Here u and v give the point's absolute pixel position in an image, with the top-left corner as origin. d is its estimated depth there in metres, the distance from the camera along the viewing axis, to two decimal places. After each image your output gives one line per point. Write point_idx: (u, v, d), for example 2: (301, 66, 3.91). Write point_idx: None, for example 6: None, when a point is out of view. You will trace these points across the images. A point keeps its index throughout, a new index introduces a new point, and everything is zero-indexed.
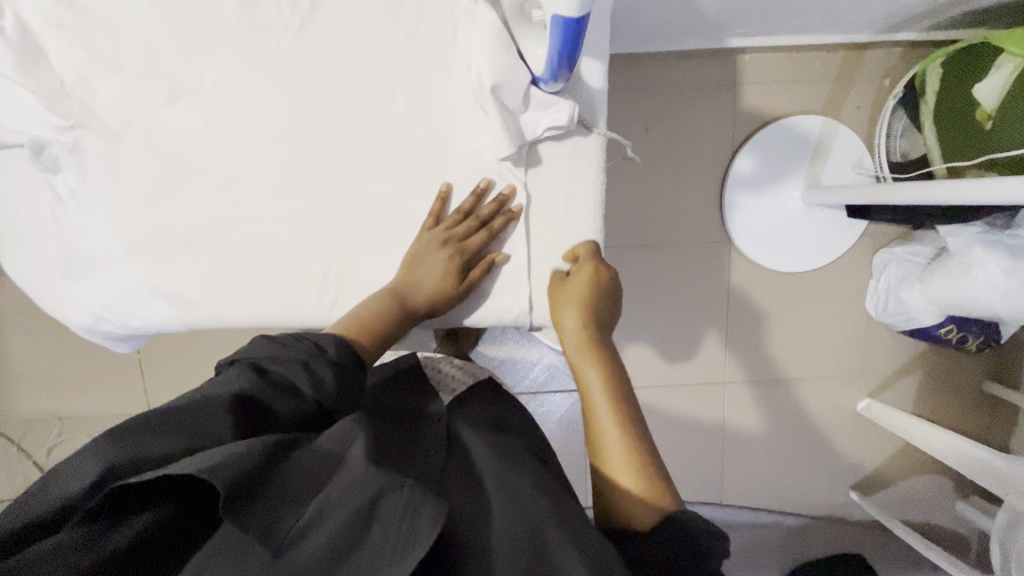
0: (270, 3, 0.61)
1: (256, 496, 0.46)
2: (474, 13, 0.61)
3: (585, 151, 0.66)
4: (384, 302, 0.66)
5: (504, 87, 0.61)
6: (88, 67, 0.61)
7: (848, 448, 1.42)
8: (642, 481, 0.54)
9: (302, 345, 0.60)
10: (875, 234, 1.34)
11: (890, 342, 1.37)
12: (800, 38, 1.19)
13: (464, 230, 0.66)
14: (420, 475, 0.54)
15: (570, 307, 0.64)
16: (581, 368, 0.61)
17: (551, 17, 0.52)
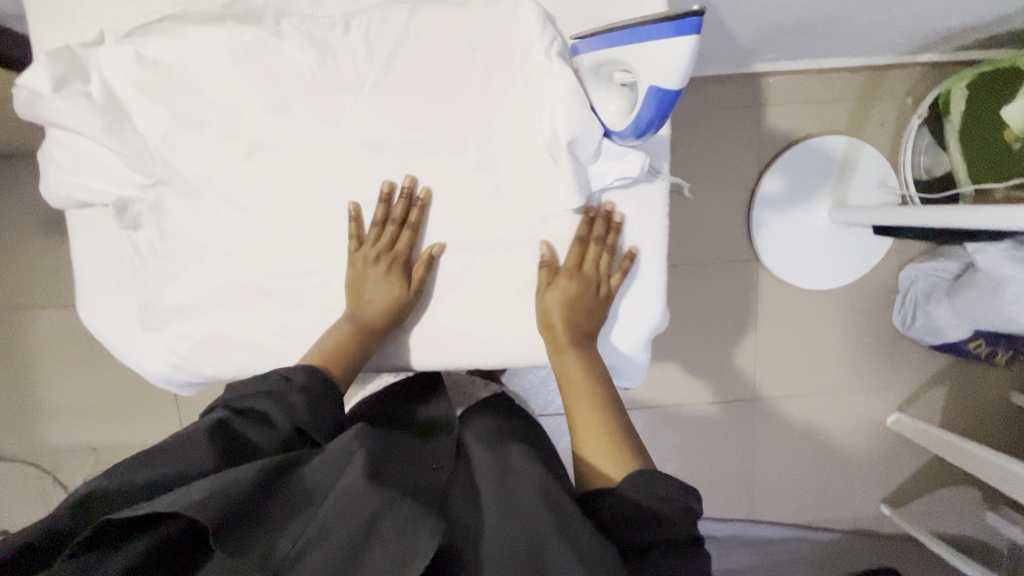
0: (347, 61, 0.59)
1: (255, 518, 0.46)
2: (556, 68, 0.59)
3: (648, 196, 0.67)
4: (347, 329, 0.63)
5: (580, 142, 0.60)
6: (169, 126, 0.59)
7: (877, 460, 1.43)
8: (607, 450, 0.57)
9: (272, 376, 0.59)
10: (900, 250, 1.35)
11: (917, 356, 1.38)
12: (823, 60, 1.21)
13: (388, 238, 0.63)
14: (416, 487, 0.54)
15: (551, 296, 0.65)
16: (561, 354, 0.64)
17: (647, 86, 0.53)
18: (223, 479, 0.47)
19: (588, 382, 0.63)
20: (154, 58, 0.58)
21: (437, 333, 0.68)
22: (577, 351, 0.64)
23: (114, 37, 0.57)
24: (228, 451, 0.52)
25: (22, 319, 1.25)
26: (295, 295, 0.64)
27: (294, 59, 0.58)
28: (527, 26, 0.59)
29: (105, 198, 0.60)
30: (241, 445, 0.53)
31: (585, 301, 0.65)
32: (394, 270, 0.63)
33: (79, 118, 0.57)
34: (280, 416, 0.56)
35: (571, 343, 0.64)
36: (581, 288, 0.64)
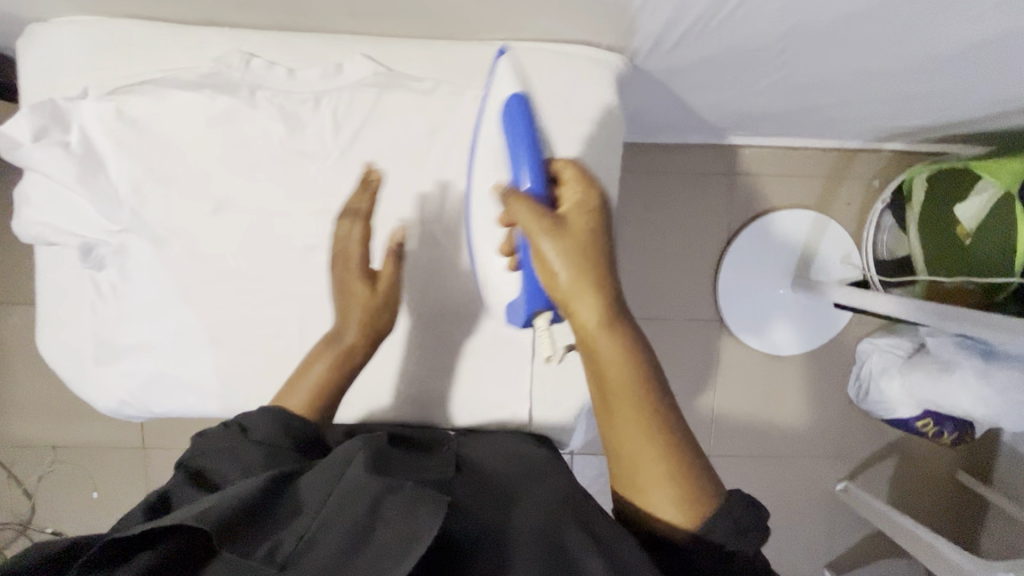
0: (315, 132, 0.59)
1: (257, 523, 0.44)
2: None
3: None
4: (327, 362, 0.60)
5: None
6: (141, 178, 0.59)
7: (825, 526, 1.45)
8: (677, 479, 0.50)
9: (224, 432, 0.55)
10: (859, 324, 1.40)
11: (870, 427, 1.42)
12: (797, 139, 1.27)
13: (341, 245, 0.60)
14: (419, 477, 0.52)
15: (559, 271, 0.49)
16: (593, 339, 0.50)
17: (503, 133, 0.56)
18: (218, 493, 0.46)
19: (633, 379, 0.51)
20: (136, 117, 0.58)
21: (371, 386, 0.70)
22: (615, 335, 0.51)
23: (96, 93, 0.57)
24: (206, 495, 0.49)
25: None
26: None
27: (266, 128, 0.59)
28: (478, 118, 0.60)
29: (72, 241, 0.59)
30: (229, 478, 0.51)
31: (603, 265, 0.50)
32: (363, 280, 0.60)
33: (55, 167, 0.57)
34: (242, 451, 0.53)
35: (610, 325, 0.51)
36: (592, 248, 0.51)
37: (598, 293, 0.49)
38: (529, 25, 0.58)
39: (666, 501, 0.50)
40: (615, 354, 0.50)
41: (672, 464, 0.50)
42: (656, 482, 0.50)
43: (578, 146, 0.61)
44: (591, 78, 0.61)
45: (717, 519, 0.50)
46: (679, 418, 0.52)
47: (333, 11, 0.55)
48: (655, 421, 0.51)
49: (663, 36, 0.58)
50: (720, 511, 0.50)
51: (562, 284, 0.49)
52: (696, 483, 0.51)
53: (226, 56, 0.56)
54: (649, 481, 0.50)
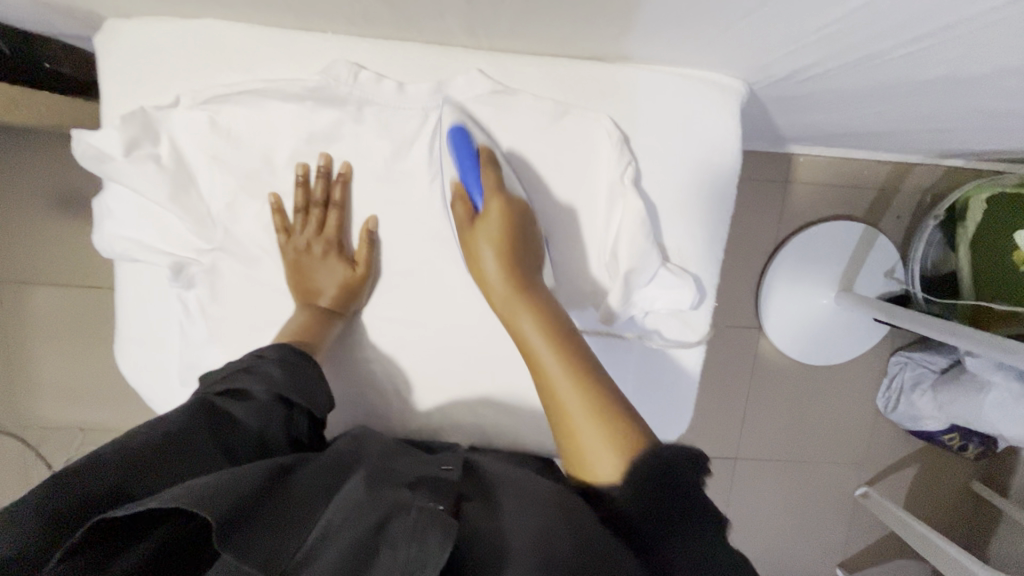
0: (420, 153, 0.56)
1: (251, 518, 0.38)
2: (628, 200, 0.56)
3: (688, 331, 0.62)
4: (304, 318, 0.59)
5: (638, 272, 0.57)
6: (236, 194, 0.56)
7: (843, 527, 1.48)
8: (613, 426, 0.48)
9: (243, 356, 0.55)
10: (894, 336, 1.40)
11: (895, 436, 1.44)
12: (854, 150, 1.25)
13: (317, 223, 0.58)
14: (424, 482, 0.48)
15: (489, 265, 0.55)
16: (515, 321, 0.55)
17: (465, 149, 0.55)
18: (217, 478, 0.40)
19: (549, 339, 0.53)
20: (229, 127, 0.54)
21: (454, 427, 0.63)
22: (531, 310, 0.54)
23: (189, 102, 0.53)
24: (221, 439, 0.48)
25: (18, 292, 1.19)
26: (329, 366, 0.63)
27: (370, 146, 0.56)
28: (596, 146, 0.57)
29: (162, 259, 0.57)
30: (249, 435, 0.49)
31: (520, 255, 0.56)
32: (332, 252, 0.58)
33: (149, 184, 0.54)
34: (260, 389, 0.52)
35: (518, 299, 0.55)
36: (506, 224, 0.55)
37: (507, 279, 0.55)
38: (659, 54, 0.54)
39: (592, 447, 0.48)
40: (528, 319, 0.54)
41: (600, 411, 0.49)
42: (588, 435, 0.48)
43: (697, 177, 0.58)
44: (719, 113, 0.57)
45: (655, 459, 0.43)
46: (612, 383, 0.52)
47: (454, 29, 0.51)
48: (577, 371, 0.51)
49: (800, 72, 0.54)
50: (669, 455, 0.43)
51: (490, 275, 0.55)
52: (626, 427, 0.48)
53: (333, 67, 0.53)
54: (580, 443, 0.48)
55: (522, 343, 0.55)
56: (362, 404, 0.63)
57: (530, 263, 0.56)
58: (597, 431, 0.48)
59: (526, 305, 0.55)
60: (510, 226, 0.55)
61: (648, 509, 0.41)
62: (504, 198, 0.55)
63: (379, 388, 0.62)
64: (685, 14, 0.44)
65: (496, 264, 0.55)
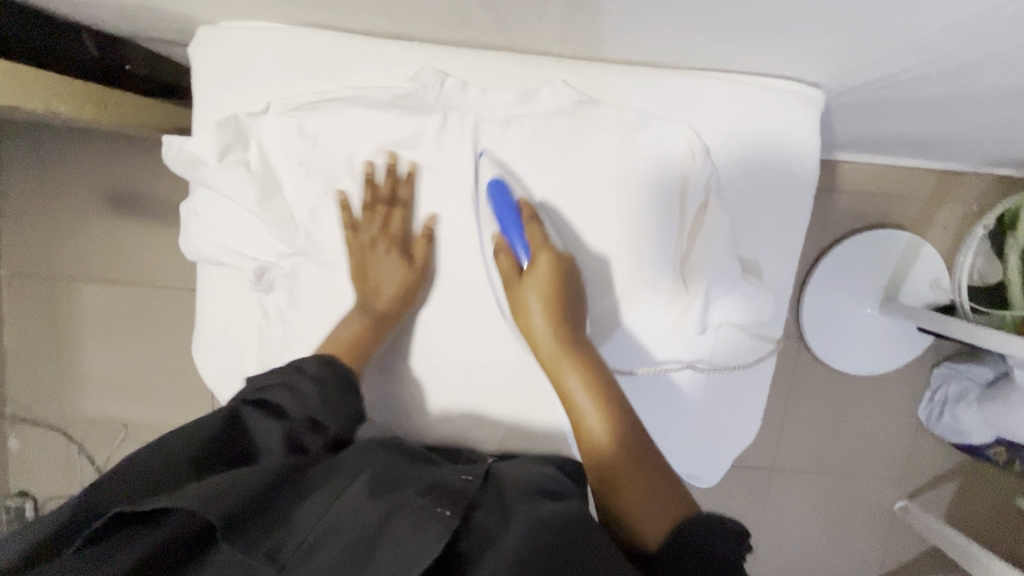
0: (497, 159, 0.57)
1: (253, 514, 0.40)
2: (710, 213, 0.57)
3: (759, 343, 0.62)
4: (360, 319, 0.58)
5: (716, 284, 0.57)
6: (318, 199, 0.58)
7: (882, 542, 1.44)
8: (657, 486, 0.48)
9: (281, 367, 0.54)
10: (938, 348, 1.37)
11: (936, 449, 1.41)
12: (900, 158, 1.23)
13: (382, 219, 0.58)
14: (440, 476, 0.48)
15: (534, 315, 0.55)
16: (559, 375, 0.55)
17: (503, 202, 0.55)
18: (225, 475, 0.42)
19: (595, 393, 0.53)
20: (315, 133, 0.56)
21: (522, 434, 0.63)
22: (577, 362, 0.54)
23: (280, 108, 0.55)
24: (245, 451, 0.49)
25: (71, 291, 1.22)
26: (398, 371, 0.63)
27: (451, 151, 0.57)
28: (673, 162, 0.56)
29: (246, 263, 0.58)
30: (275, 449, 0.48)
31: (567, 315, 0.55)
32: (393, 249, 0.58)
33: (237, 188, 0.56)
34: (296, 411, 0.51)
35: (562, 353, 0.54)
36: (555, 278, 0.55)
37: (556, 333, 0.55)
38: (743, 63, 0.54)
39: (636, 508, 0.47)
40: (574, 372, 0.54)
41: (645, 475, 0.49)
42: (631, 488, 0.48)
43: (775, 185, 0.58)
44: (800, 123, 0.57)
45: (697, 524, 0.44)
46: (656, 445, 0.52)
47: (543, 35, 0.52)
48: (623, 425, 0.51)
49: (886, 81, 0.54)
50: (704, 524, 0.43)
51: (535, 327, 0.55)
52: (671, 494, 0.48)
53: (421, 75, 0.55)
54: (630, 505, 0.48)
55: (564, 394, 0.54)
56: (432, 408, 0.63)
57: (576, 317, 0.56)
58: (644, 491, 0.48)
59: (573, 358, 0.55)
60: (556, 282, 0.55)
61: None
62: (554, 256, 0.55)
63: (448, 393, 0.63)
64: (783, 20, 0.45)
65: (542, 320, 0.55)
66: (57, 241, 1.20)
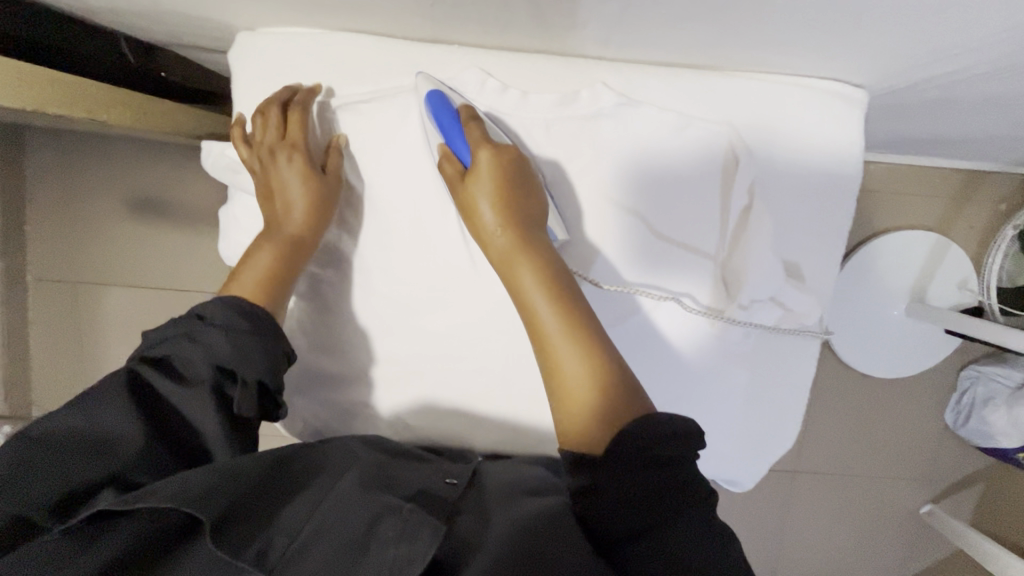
0: (532, 162, 0.56)
1: (245, 516, 0.41)
2: (752, 217, 0.56)
3: (797, 348, 0.61)
4: (275, 246, 0.58)
5: (756, 288, 0.56)
6: (355, 203, 0.61)
7: (907, 547, 1.41)
8: (612, 387, 0.48)
9: (180, 318, 0.54)
10: (964, 349, 1.34)
11: (962, 453, 1.38)
12: (925, 157, 1.22)
13: (279, 131, 0.57)
14: (424, 492, 0.49)
15: (485, 216, 0.53)
16: (512, 273, 0.53)
17: (440, 107, 0.53)
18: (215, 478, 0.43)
19: (548, 292, 0.52)
20: (357, 132, 0.58)
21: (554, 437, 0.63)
22: (530, 261, 0.52)
23: (322, 111, 0.58)
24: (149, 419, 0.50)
25: (94, 294, 1.23)
26: (430, 375, 0.63)
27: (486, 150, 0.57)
28: (715, 166, 0.55)
29: None
30: (202, 407, 0.51)
31: (517, 210, 0.53)
32: (295, 160, 0.57)
33: None
34: (202, 363, 0.52)
35: (511, 249, 0.53)
36: (502, 174, 0.53)
37: (507, 230, 0.53)
38: (778, 62, 0.53)
39: (590, 413, 0.47)
40: (526, 271, 0.52)
41: (600, 378, 0.48)
42: (583, 389, 0.48)
43: (814, 188, 0.57)
44: (844, 124, 0.56)
45: (653, 428, 0.44)
46: (610, 341, 0.51)
47: (586, 36, 0.51)
48: (574, 325, 0.50)
49: (927, 77, 0.53)
50: (654, 436, 0.44)
51: (486, 226, 0.53)
52: (620, 399, 0.48)
53: (460, 76, 0.55)
54: (583, 406, 0.48)
55: (517, 293, 0.53)
56: (466, 414, 0.63)
57: (529, 211, 0.54)
58: (596, 394, 0.48)
59: (526, 255, 0.53)
60: (503, 179, 0.53)
61: (632, 496, 0.42)
62: (498, 151, 0.53)
63: (480, 396, 0.63)
64: (824, 18, 0.44)
65: (491, 218, 0.53)
66: (82, 244, 1.21)
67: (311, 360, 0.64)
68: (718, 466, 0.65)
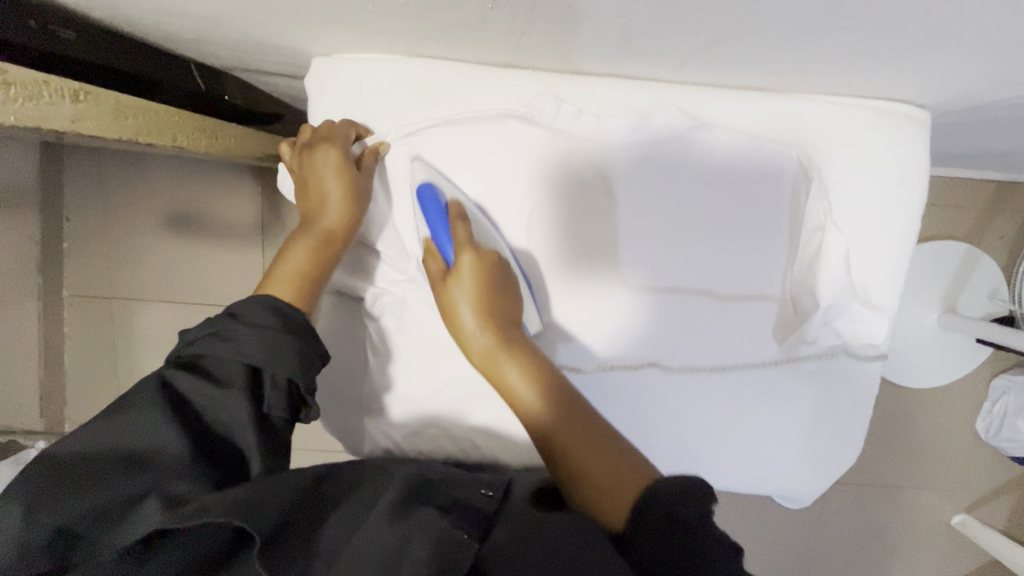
0: (602, 181, 0.58)
1: (283, 533, 0.40)
2: (825, 236, 0.59)
3: (861, 363, 0.62)
4: (310, 243, 0.59)
5: (811, 301, 0.60)
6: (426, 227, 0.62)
7: (941, 557, 1.40)
8: (609, 464, 0.49)
9: (213, 318, 0.51)
10: (995, 359, 1.34)
11: (994, 462, 1.37)
12: (956, 168, 1.23)
13: (321, 132, 0.60)
14: (460, 503, 0.47)
15: (467, 318, 0.57)
16: (500, 371, 0.56)
17: (432, 201, 0.57)
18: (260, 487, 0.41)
19: (537, 382, 0.54)
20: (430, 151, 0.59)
21: None
22: (512, 354, 0.56)
23: (394, 136, 0.60)
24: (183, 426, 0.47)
25: (131, 308, 1.24)
26: (496, 392, 0.64)
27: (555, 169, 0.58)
28: (784, 189, 0.57)
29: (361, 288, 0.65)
30: (238, 412, 0.48)
31: (498, 308, 0.57)
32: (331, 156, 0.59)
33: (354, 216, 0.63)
34: (230, 361, 0.49)
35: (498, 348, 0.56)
36: (483, 270, 0.57)
37: (487, 328, 0.57)
38: (847, 85, 0.54)
39: (600, 493, 0.48)
40: (512, 365, 0.55)
41: (599, 454, 0.50)
42: (592, 471, 0.49)
43: (877, 206, 0.58)
44: (909, 145, 0.57)
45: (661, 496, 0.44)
46: (600, 415, 0.54)
47: (664, 63, 0.53)
48: (565, 407, 0.53)
49: (992, 99, 0.54)
50: (668, 496, 0.43)
51: (467, 328, 0.57)
52: (626, 472, 0.48)
53: (536, 101, 0.57)
54: (597, 486, 0.48)
55: (508, 389, 0.56)
56: (530, 430, 0.64)
57: (509, 308, 0.57)
58: (601, 470, 0.49)
59: (509, 351, 0.56)
60: (483, 274, 0.57)
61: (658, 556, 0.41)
62: (476, 250, 0.57)
63: None
64: (903, 43, 0.45)
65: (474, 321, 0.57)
66: (119, 259, 1.22)
67: (377, 379, 0.65)
68: (782, 484, 0.64)
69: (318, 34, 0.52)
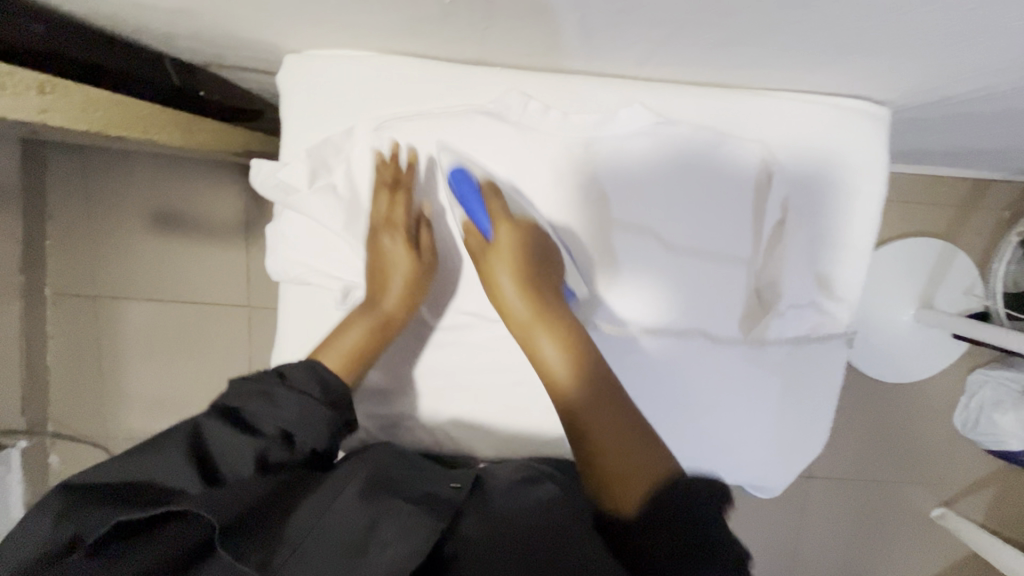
0: (573, 175, 0.60)
1: (250, 522, 0.42)
2: (789, 230, 0.60)
3: (827, 355, 0.63)
4: (364, 322, 0.61)
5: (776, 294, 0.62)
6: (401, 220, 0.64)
7: (922, 551, 1.42)
8: (615, 419, 0.51)
9: (261, 374, 0.53)
10: (972, 354, 1.37)
11: (972, 456, 1.39)
12: (931, 167, 1.25)
13: (390, 204, 0.62)
14: (427, 496, 0.49)
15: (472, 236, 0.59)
16: (494, 279, 0.58)
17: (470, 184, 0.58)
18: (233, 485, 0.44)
19: (534, 308, 0.56)
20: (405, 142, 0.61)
21: None
22: (513, 270, 0.57)
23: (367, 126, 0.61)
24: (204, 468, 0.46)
25: (115, 306, 1.23)
26: (470, 385, 0.65)
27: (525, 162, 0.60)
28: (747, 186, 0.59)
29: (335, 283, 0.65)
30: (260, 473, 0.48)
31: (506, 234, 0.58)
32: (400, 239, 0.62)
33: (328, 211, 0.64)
34: (273, 425, 0.50)
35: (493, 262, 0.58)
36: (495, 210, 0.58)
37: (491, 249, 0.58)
38: (808, 81, 0.56)
39: (604, 437, 0.50)
40: (508, 278, 0.57)
41: (590, 378, 0.53)
42: (592, 413, 0.51)
43: (841, 201, 0.60)
44: (869, 140, 0.58)
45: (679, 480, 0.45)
46: (598, 349, 0.56)
47: (629, 60, 0.54)
48: (564, 336, 0.55)
49: (946, 96, 0.55)
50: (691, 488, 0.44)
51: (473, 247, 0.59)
52: (624, 419, 0.51)
53: (504, 97, 0.58)
54: (597, 425, 0.51)
55: (498, 297, 0.58)
56: (505, 422, 0.65)
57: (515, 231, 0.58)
58: (603, 417, 0.51)
59: (510, 263, 0.57)
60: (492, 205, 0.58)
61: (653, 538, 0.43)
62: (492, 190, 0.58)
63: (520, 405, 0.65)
64: (853, 41, 0.46)
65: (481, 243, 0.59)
66: (102, 257, 1.22)
67: None
68: (753, 475, 0.65)
69: (287, 30, 0.53)
